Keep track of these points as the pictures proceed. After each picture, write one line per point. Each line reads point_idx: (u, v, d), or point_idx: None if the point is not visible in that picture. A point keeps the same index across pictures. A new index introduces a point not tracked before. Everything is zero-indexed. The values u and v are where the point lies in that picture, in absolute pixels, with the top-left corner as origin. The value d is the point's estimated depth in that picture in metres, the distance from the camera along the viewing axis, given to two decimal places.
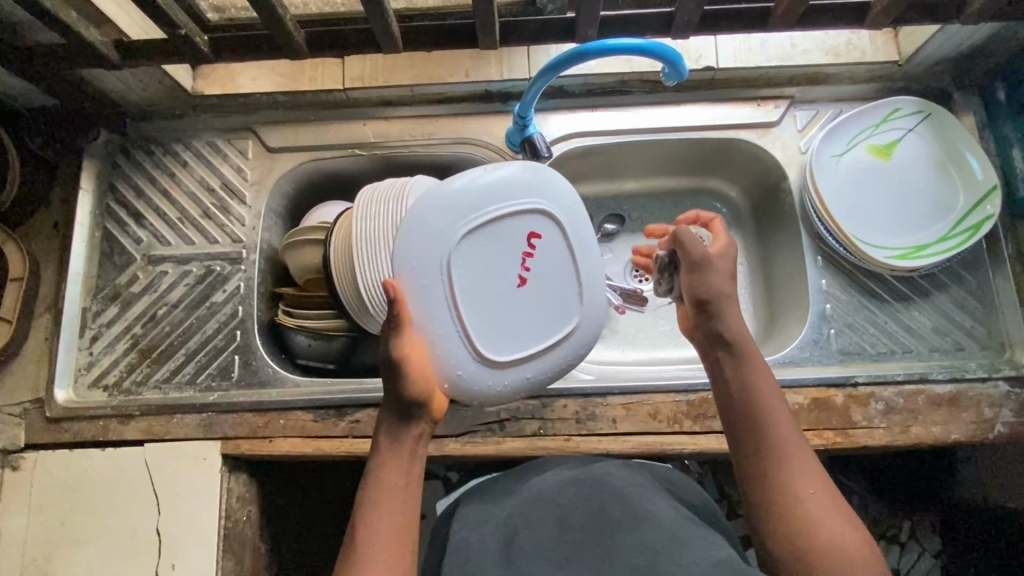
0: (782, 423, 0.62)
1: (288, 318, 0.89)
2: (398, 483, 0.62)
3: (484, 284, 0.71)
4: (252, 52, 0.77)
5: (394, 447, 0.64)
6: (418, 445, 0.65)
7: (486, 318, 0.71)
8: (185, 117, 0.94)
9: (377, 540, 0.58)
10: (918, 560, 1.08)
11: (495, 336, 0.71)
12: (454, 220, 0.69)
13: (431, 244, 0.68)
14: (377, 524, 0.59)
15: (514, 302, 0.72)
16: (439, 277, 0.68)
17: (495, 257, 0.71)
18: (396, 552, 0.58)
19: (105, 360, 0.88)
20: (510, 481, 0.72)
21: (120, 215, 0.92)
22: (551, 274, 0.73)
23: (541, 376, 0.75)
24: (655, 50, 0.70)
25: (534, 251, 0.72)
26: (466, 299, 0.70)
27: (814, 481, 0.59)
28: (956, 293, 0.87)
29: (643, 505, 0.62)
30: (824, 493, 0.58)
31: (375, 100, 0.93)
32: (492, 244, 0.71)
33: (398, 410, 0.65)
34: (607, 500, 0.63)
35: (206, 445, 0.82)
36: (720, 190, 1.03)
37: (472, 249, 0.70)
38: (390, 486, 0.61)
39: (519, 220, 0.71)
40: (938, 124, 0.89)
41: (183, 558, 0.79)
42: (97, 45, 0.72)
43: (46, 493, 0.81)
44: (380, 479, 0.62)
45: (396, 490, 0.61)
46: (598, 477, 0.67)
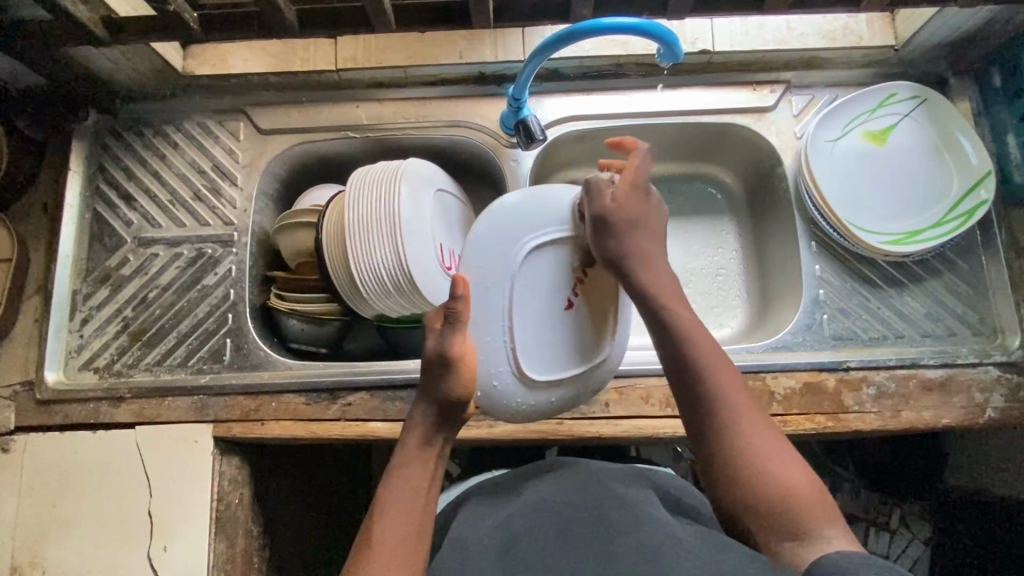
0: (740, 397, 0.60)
1: (279, 302, 0.88)
2: (420, 486, 0.61)
3: (534, 301, 0.68)
4: (243, 31, 0.76)
5: (422, 448, 0.63)
6: (442, 451, 0.64)
7: (534, 333, 0.68)
8: (176, 98, 0.93)
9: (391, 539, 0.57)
10: (909, 545, 1.09)
11: (535, 354, 0.68)
12: (527, 231, 0.68)
13: (504, 250, 0.67)
14: (392, 523, 0.58)
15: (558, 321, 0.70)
16: (503, 282, 0.66)
17: (552, 277, 0.69)
18: (407, 549, 0.57)
19: (95, 343, 0.87)
20: (513, 484, 0.73)
21: (110, 197, 0.91)
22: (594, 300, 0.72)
23: (561, 404, 0.72)
24: (651, 30, 0.69)
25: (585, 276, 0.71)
26: (522, 312, 0.67)
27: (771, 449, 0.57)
28: (950, 278, 0.87)
29: (642, 509, 0.62)
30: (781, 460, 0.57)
31: (369, 82, 0.92)
32: (557, 265, 0.69)
33: (438, 412, 0.63)
34: (608, 504, 0.63)
35: (197, 428, 0.82)
36: (715, 175, 1.03)
37: (536, 265, 0.68)
38: (410, 488, 0.60)
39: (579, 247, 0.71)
40: (933, 110, 0.89)
41: (174, 541, 0.78)
42: (86, 23, 0.71)
43: (36, 476, 0.80)
44: (406, 474, 0.61)
45: (418, 495, 0.60)
46: (603, 483, 0.68)
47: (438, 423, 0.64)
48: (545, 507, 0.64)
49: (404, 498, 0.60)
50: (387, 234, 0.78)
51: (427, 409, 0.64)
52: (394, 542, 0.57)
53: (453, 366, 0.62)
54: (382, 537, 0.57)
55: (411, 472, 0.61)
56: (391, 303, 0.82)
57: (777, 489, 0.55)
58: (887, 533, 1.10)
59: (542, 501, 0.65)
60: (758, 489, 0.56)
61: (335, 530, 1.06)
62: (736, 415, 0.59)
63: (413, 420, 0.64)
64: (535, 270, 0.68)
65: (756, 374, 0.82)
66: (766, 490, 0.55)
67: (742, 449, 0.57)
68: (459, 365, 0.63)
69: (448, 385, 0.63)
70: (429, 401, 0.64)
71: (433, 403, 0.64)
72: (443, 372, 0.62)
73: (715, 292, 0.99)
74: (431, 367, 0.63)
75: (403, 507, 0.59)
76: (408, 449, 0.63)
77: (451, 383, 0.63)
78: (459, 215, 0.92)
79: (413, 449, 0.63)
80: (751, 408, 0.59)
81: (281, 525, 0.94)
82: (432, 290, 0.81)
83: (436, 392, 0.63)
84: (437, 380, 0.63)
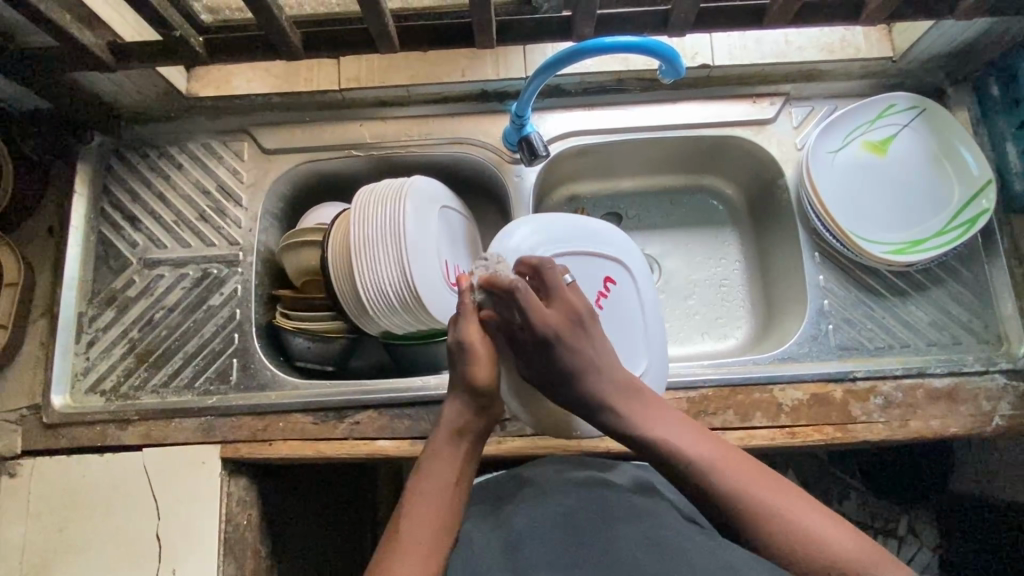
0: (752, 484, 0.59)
1: (285, 320, 0.88)
2: (448, 479, 0.64)
3: None
4: (248, 53, 0.76)
5: (449, 441, 0.66)
6: (470, 447, 0.67)
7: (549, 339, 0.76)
8: (180, 119, 0.93)
9: (418, 528, 0.60)
10: (918, 551, 1.10)
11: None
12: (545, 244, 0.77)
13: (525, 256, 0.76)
14: (420, 517, 0.61)
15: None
16: None
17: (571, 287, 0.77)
18: (430, 539, 0.60)
19: (101, 365, 0.87)
20: (518, 482, 0.72)
21: (115, 219, 0.91)
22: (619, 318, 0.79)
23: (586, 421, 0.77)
24: (653, 47, 0.70)
25: (608, 293, 0.79)
26: None
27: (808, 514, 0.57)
28: (953, 287, 0.88)
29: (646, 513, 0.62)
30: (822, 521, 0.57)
31: (371, 101, 0.93)
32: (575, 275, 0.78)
33: (466, 403, 0.68)
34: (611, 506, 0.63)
35: (206, 449, 0.82)
36: (716, 188, 1.03)
37: None
38: (437, 480, 0.64)
39: (599, 263, 0.79)
40: (933, 119, 0.89)
41: (184, 563, 0.78)
42: (92, 48, 0.72)
43: (43, 500, 0.80)
44: (434, 467, 0.65)
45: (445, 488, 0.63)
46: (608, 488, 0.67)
47: (466, 416, 0.67)
48: (548, 511, 0.64)
49: (430, 491, 0.63)
50: (395, 255, 0.79)
51: (457, 399, 0.68)
52: (419, 535, 0.60)
53: (471, 353, 0.68)
54: (409, 532, 0.60)
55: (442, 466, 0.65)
56: (398, 321, 0.82)
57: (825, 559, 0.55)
58: (894, 540, 1.10)
59: (543, 503, 0.66)
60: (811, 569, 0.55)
61: (343, 547, 1.06)
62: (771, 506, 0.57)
63: (446, 416, 0.68)
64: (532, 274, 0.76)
65: (764, 386, 0.82)
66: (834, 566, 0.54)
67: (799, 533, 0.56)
68: (476, 353, 0.68)
69: (471, 373, 0.67)
70: (456, 394, 0.68)
71: (459, 391, 0.68)
72: (463, 359, 0.68)
73: (718, 303, 0.99)
74: (451, 355, 0.69)
75: (431, 497, 0.62)
76: (439, 438, 0.67)
77: (472, 369, 0.67)
78: (462, 230, 0.92)
79: (443, 439, 0.66)
80: (765, 483, 0.59)
81: (290, 546, 0.94)
82: (439, 306, 0.81)
83: (462, 381, 0.68)
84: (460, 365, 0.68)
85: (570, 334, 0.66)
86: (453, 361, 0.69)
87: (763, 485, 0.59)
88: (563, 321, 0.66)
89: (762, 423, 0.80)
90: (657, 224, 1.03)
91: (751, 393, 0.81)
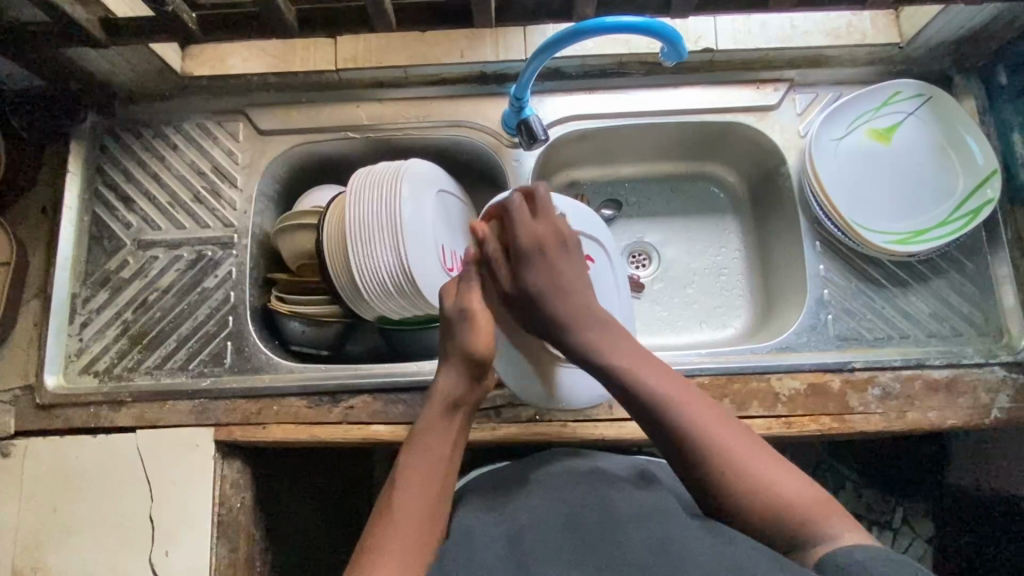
0: (706, 414, 0.62)
1: (280, 304, 0.87)
2: (443, 453, 0.66)
3: None
4: (243, 31, 0.75)
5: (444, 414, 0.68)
6: (463, 419, 0.69)
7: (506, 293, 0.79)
8: (175, 98, 0.92)
9: (415, 502, 0.62)
10: (911, 543, 1.09)
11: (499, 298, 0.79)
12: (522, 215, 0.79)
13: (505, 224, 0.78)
14: (415, 490, 0.63)
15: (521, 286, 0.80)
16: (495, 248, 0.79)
17: None
18: (425, 510, 0.62)
19: (95, 346, 0.87)
20: (519, 473, 0.72)
21: (109, 199, 0.90)
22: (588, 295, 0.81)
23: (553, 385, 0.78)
24: (655, 29, 0.69)
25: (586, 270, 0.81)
26: None
27: (758, 453, 0.60)
28: (955, 278, 0.87)
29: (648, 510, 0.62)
30: (773, 465, 0.59)
31: (368, 82, 0.91)
32: None
33: (463, 374, 0.69)
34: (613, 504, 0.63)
35: (200, 431, 0.81)
36: (718, 175, 1.02)
37: None
38: (431, 455, 0.66)
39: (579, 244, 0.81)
40: (940, 107, 0.88)
41: (178, 545, 0.78)
42: (82, 23, 0.70)
43: (36, 481, 0.80)
44: (428, 440, 0.67)
45: (439, 462, 0.65)
46: (608, 485, 0.67)
47: (461, 387, 0.69)
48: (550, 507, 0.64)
49: (424, 465, 0.65)
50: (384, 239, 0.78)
51: (454, 368, 0.69)
52: (413, 508, 0.61)
53: (471, 321, 0.68)
54: (401, 505, 0.61)
55: (434, 438, 0.67)
56: (394, 307, 0.81)
57: (779, 502, 0.57)
58: (889, 532, 1.09)
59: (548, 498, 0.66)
60: (772, 518, 0.57)
61: (337, 532, 1.06)
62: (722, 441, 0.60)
63: (440, 387, 0.69)
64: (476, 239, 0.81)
65: (761, 375, 0.81)
66: (773, 505, 0.57)
67: (739, 470, 0.58)
68: (477, 321, 0.68)
69: (470, 341, 0.68)
70: (453, 362, 0.69)
71: (456, 361, 0.69)
72: (464, 328, 0.68)
73: (718, 292, 0.98)
74: (450, 323, 0.69)
75: (425, 472, 0.64)
76: (435, 409, 0.68)
77: (471, 336, 0.68)
78: (459, 214, 0.90)
79: (438, 413, 0.68)
80: (730, 433, 0.61)
81: (284, 528, 0.94)
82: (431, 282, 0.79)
83: (460, 352, 0.68)
84: (457, 331, 0.68)
85: (552, 249, 0.71)
86: (451, 327, 0.69)
87: (717, 424, 0.61)
88: (549, 242, 0.71)
89: (759, 412, 0.79)
90: (657, 210, 1.02)
91: (748, 382, 0.81)
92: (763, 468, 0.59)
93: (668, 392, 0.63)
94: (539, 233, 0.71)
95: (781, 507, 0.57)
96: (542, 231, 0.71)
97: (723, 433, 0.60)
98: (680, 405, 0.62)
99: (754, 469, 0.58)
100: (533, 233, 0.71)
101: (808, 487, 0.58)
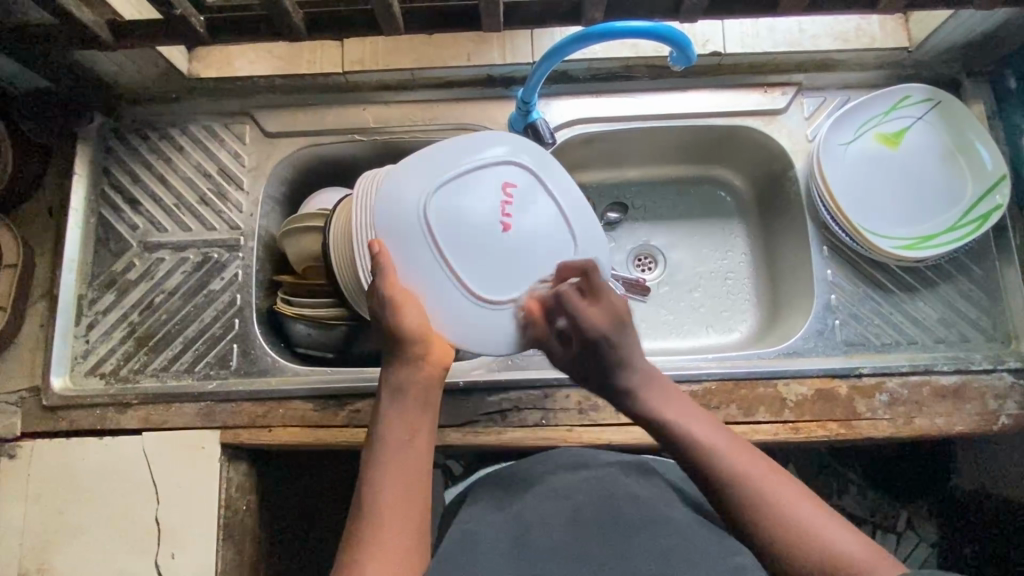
0: (744, 461, 0.58)
1: (287, 307, 0.87)
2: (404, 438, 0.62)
3: (462, 239, 0.66)
4: (251, 34, 0.75)
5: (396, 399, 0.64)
6: (427, 399, 0.64)
7: (477, 269, 0.67)
8: (182, 100, 0.92)
9: (387, 495, 0.58)
10: (915, 548, 1.09)
11: (499, 286, 0.68)
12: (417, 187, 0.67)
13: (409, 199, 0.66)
14: (383, 482, 0.59)
15: (502, 249, 0.67)
16: (419, 232, 0.66)
17: (468, 210, 0.67)
18: (401, 501, 0.58)
19: (101, 348, 0.87)
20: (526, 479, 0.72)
21: (115, 201, 0.90)
22: (532, 216, 0.69)
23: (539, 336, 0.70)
24: (663, 33, 0.68)
25: (511, 197, 0.68)
26: (454, 248, 0.66)
27: (803, 501, 0.55)
28: (963, 284, 0.87)
29: (657, 508, 0.59)
30: (820, 515, 0.54)
31: (375, 85, 0.91)
32: (462, 203, 0.67)
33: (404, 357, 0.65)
34: (620, 499, 0.60)
35: (206, 434, 0.81)
36: (725, 179, 1.02)
37: (447, 204, 0.67)
38: (395, 444, 0.62)
39: (491, 170, 0.69)
40: (949, 112, 0.88)
41: (183, 547, 0.78)
42: (91, 27, 0.70)
43: (42, 483, 0.80)
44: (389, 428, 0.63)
45: (403, 449, 0.61)
46: (614, 480, 0.64)
47: (405, 372, 0.64)
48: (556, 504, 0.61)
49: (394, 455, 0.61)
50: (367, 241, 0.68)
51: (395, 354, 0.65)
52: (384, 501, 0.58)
53: (395, 305, 0.64)
54: (374, 502, 0.58)
55: (394, 426, 0.62)
56: None
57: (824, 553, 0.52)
58: (894, 536, 1.09)
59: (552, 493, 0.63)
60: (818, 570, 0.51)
61: None
62: (758, 487, 0.56)
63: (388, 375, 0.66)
64: (453, 204, 0.67)
65: (768, 381, 0.81)
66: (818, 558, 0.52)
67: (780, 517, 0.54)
68: (401, 301, 0.64)
69: (395, 322, 0.64)
70: (393, 350, 0.66)
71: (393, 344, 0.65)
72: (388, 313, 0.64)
73: (724, 296, 0.98)
74: (378, 315, 0.65)
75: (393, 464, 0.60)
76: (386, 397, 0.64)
77: (397, 319, 0.64)
78: None
79: (391, 402, 0.64)
80: (772, 479, 0.57)
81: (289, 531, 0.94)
82: (422, 276, 0.66)
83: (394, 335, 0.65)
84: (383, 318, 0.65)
85: (616, 333, 0.67)
86: (380, 319, 0.65)
87: (760, 471, 0.58)
88: (609, 326, 0.67)
89: (765, 418, 0.79)
90: (663, 214, 1.02)
91: (755, 388, 0.80)
92: (809, 516, 0.54)
93: (705, 439, 0.61)
94: (601, 323, 0.67)
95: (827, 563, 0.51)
96: (603, 318, 0.67)
97: (762, 479, 0.57)
98: (719, 451, 0.60)
99: (798, 520, 0.54)
100: (594, 321, 0.67)
101: (862, 541, 0.52)
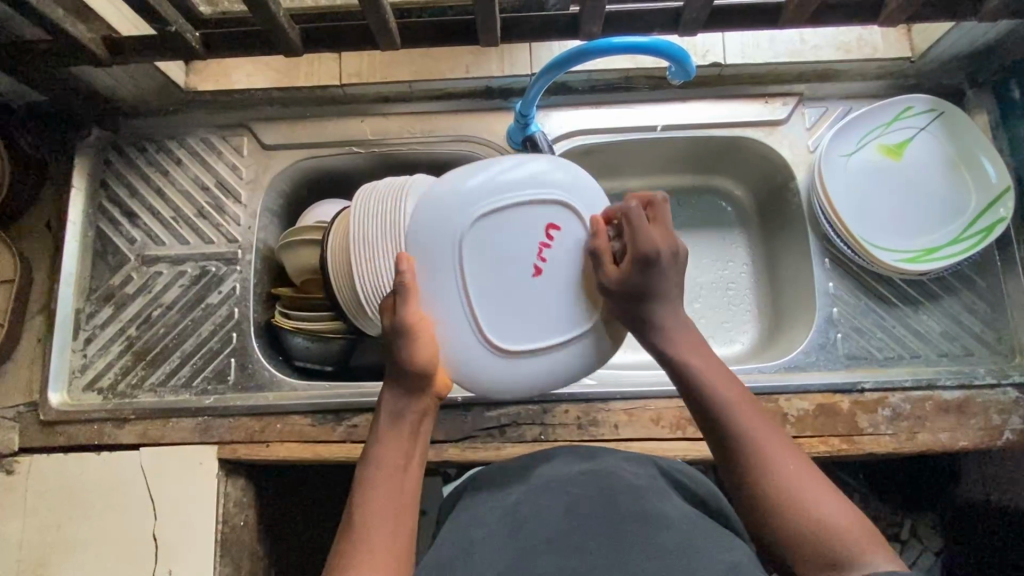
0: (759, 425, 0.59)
1: (286, 320, 0.86)
2: (398, 464, 0.61)
3: (492, 277, 0.64)
4: (246, 49, 0.74)
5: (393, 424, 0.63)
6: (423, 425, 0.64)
7: (498, 312, 0.65)
8: (179, 112, 0.92)
9: (381, 523, 0.58)
10: (919, 556, 1.08)
11: (511, 330, 0.65)
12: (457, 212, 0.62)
13: (445, 225, 0.62)
14: (377, 510, 0.58)
15: (528, 296, 0.65)
16: (451, 258, 0.62)
17: (504, 247, 0.64)
18: (391, 528, 0.58)
19: (99, 363, 0.86)
20: None
21: (113, 215, 0.90)
22: (567, 266, 0.66)
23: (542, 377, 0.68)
24: (661, 48, 0.68)
25: (552, 241, 0.65)
26: (481, 286, 0.64)
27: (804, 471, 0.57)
28: (967, 296, 0.86)
29: (655, 503, 0.55)
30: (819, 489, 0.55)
31: (373, 96, 0.91)
32: (500, 239, 0.64)
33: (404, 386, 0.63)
34: (619, 492, 0.56)
35: (204, 449, 0.81)
36: (725, 189, 1.01)
37: (485, 238, 0.63)
38: (391, 469, 0.61)
39: (539, 208, 0.64)
40: (952, 123, 0.87)
41: (180, 563, 0.78)
42: (86, 43, 0.70)
43: (39, 498, 0.80)
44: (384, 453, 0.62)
45: (396, 476, 0.61)
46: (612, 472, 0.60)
47: (402, 401, 0.63)
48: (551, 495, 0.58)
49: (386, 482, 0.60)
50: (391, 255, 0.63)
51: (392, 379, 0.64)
52: (377, 529, 0.57)
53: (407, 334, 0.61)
54: (367, 530, 0.57)
55: (389, 450, 0.62)
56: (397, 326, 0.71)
57: (816, 529, 0.53)
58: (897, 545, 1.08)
59: (547, 484, 0.59)
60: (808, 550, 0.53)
61: None
62: (767, 452, 0.58)
63: (386, 401, 0.64)
64: (489, 240, 0.63)
65: (769, 396, 0.80)
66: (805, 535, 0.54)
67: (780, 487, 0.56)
68: (415, 334, 0.61)
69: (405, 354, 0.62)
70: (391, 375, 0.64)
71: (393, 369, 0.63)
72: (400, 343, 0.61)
73: (725, 307, 0.97)
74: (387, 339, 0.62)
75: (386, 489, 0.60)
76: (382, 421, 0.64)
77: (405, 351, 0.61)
78: None
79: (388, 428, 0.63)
80: (781, 446, 0.58)
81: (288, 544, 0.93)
82: (440, 304, 0.63)
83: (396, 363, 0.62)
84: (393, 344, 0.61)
85: (669, 259, 0.65)
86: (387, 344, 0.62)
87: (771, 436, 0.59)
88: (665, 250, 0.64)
89: None
90: None
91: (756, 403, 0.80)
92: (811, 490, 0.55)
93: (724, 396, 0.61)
94: (657, 245, 0.64)
95: (816, 534, 0.53)
96: (659, 239, 0.64)
97: (773, 446, 0.58)
98: (737, 406, 0.61)
99: (793, 490, 0.55)
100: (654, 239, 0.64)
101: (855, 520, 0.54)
